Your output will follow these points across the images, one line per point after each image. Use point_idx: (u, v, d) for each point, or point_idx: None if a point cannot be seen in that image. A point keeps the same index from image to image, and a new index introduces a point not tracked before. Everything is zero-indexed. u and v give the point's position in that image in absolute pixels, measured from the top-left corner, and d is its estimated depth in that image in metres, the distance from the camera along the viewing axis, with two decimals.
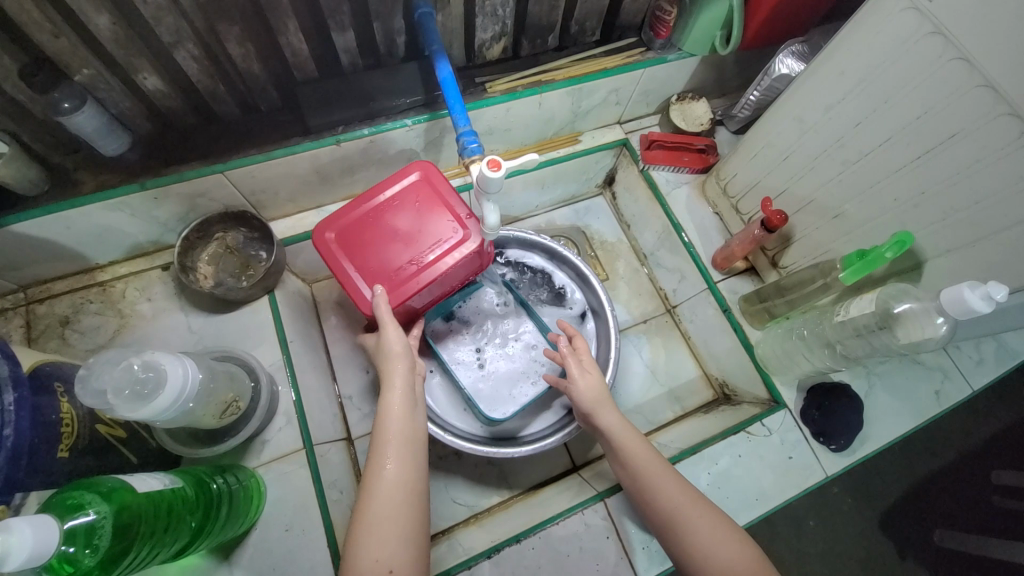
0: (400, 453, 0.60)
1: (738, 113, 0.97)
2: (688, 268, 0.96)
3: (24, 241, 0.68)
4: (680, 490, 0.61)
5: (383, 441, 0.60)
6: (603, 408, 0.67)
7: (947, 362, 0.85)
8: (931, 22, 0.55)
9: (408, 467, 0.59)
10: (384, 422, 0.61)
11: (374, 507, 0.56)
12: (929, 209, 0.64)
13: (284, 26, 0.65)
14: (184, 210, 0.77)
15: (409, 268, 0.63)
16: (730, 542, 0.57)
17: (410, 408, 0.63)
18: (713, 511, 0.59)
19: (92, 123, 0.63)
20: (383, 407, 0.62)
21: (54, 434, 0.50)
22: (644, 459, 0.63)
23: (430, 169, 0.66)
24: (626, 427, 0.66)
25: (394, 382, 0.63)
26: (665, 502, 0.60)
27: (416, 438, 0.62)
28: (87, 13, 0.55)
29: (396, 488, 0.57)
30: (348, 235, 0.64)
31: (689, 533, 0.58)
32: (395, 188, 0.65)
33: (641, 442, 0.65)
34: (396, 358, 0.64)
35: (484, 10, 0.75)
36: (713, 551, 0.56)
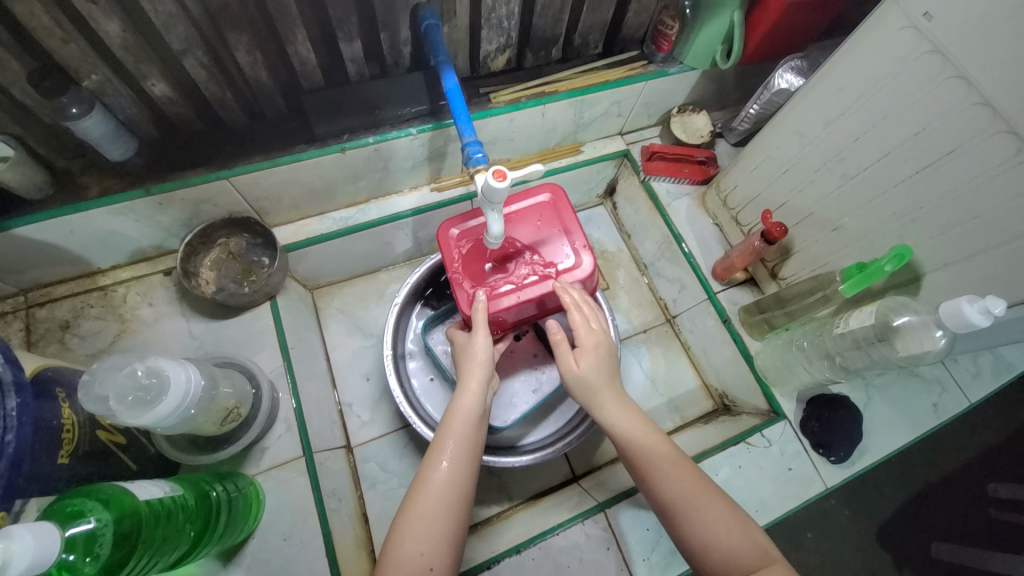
0: (459, 455, 0.58)
1: (737, 126, 0.98)
2: (688, 279, 0.97)
3: (26, 244, 0.68)
4: (687, 473, 0.58)
5: (445, 437, 0.59)
6: (606, 387, 0.65)
7: (945, 374, 0.86)
8: (928, 41, 0.57)
9: (462, 470, 0.58)
10: (450, 419, 0.61)
11: (423, 504, 0.55)
12: (928, 223, 0.65)
13: (293, 35, 0.66)
14: (188, 215, 0.77)
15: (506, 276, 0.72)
16: (735, 527, 0.54)
17: (479, 415, 0.62)
18: (719, 495, 0.57)
19: (99, 128, 0.64)
20: (453, 404, 0.62)
21: (53, 439, 0.50)
22: (648, 439, 0.61)
23: (557, 194, 0.77)
24: (629, 406, 0.64)
25: (471, 385, 0.63)
26: (667, 486, 0.57)
27: (476, 442, 0.61)
28: (98, 20, 0.56)
29: (446, 489, 0.56)
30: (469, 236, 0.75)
31: (694, 517, 0.56)
32: (522, 205, 0.77)
33: (643, 423, 0.63)
34: (476, 363, 0.65)
35: (489, 22, 0.76)
36: (719, 535, 0.54)
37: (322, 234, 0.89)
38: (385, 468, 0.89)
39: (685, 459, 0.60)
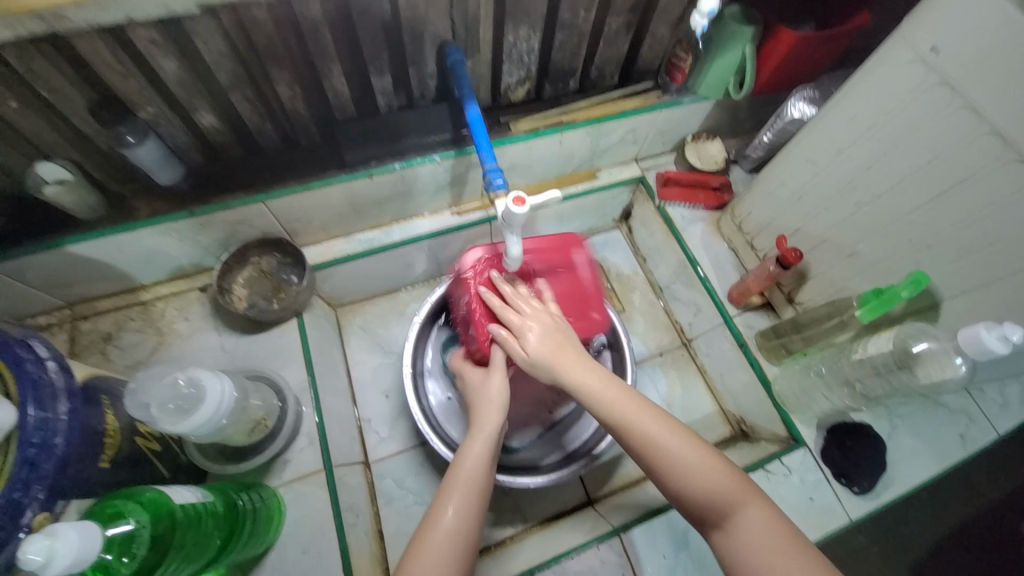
0: (467, 500, 0.57)
1: (751, 153, 1.01)
2: (704, 302, 0.98)
3: (79, 260, 0.74)
4: (655, 423, 0.55)
5: (453, 484, 0.59)
6: (562, 350, 0.61)
7: (970, 404, 0.83)
8: (937, 74, 0.58)
9: (472, 516, 0.57)
10: (459, 465, 0.60)
11: (432, 548, 0.54)
12: (944, 251, 0.65)
13: (329, 71, 0.71)
14: (225, 236, 0.82)
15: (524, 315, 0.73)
16: (705, 467, 0.53)
17: (490, 457, 0.61)
18: (687, 436, 0.55)
19: (151, 155, 0.69)
20: (464, 449, 0.62)
21: (98, 444, 0.53)
22: (615, 396, 0.57)
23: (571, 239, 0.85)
24: (587, 364, 0.60)
25: (483, 431, 0.62)
26: (637, 435, 0.55)
27: (484, 487, 0.60)
28: (156, 59, 0.61)
29: (453, 535, 0.55)
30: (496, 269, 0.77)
31: (668, 466, 0.53)
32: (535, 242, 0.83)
33: (605, 378, 0.59)
34: (489, 406, 0.65)
35: (511, 57, 0.81)
36: (694, 476, 0.53)
37: (348, 254, 0.93)
38: (401, 485, 0.90)
39: (650, 407, 0.57)
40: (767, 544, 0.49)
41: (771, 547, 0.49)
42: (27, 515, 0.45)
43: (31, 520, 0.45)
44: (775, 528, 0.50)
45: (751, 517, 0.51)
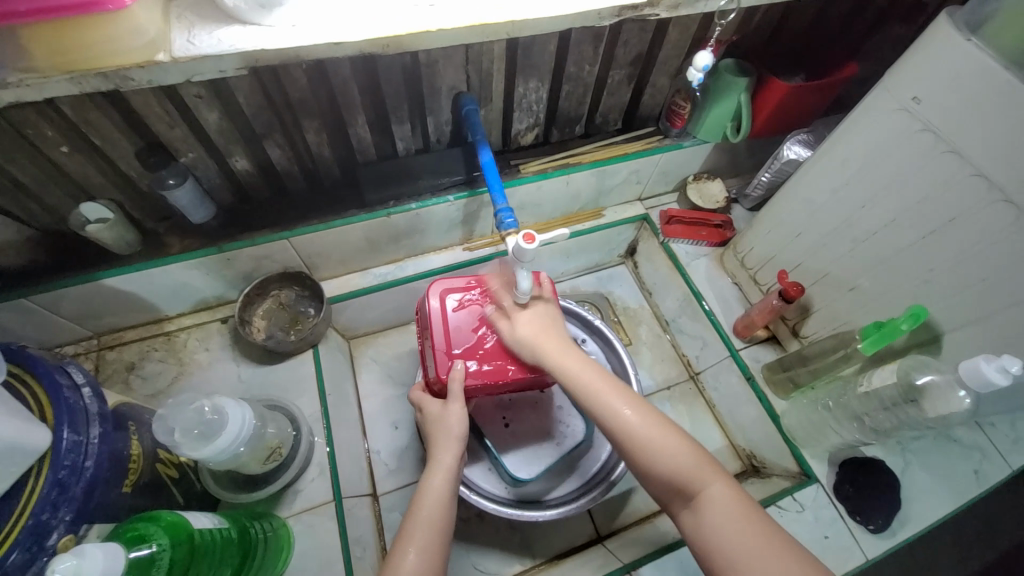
0: (427, 541, 0.58)
1: (751, 193, 1.05)
2: (710, 336, 0.99)
3: (111, 292, 0.78)
4: (627, 408, 0.59)
5: (415, 526, 0.59)
6: (546, 339, 0.67)
7: (983, 440, 0.83)
8: (919, 121, 0.63)
9: (434, 556, 0.57)
10: (419, 505, 0.61)
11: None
12: (940, 285, 0.67)
13: (355, 120, 0.77)
14: (249, 270, 0.86)
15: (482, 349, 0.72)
16: (674, 449, 0.56)
17: (448, 494, 0.62)
18: (662, 421, 0.58)
19: (187, 196, 0.75)
20: (423, 486, 0.63)
21: (123, 468, 0.55)
22: (592, 379, 0.62)
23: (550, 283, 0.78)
24: (568, 352, 0.66)
25: (440, 468, 0.64)
26: (608, 417, 0.59)
27: (445, 524, 0.60)
28: (201, 111, 0.68)
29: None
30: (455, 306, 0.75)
31: (637, 447, 0.56)
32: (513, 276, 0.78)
33: (584, 365, 0.64)
34: (446, 442, 0.66)
35: (521, 106, 0.87)
36: (663, 457, 0.55)
37: (364, 287, 0.97)
38: None
39: (623, 392, 0.61)
40: (735, 520, 0.51)
41: (738, 522, 0.50)
42: (53, 537, 0.46)
43: (57, 542, 0.46)
44: (743, 506, 0.52)
45: (719, 495, 0.53)
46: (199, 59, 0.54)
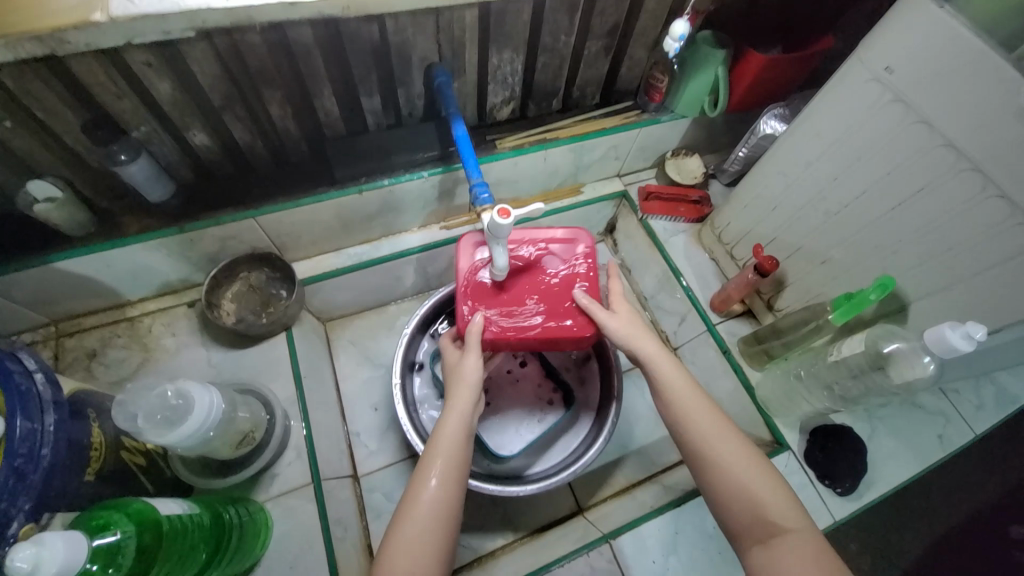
0: (448, 473, 0.58)
1: (729, 167, 1.05)
2: (687, 311, 1.00)
3: (65, 276, 0.73)
4: (722, 437, 0.57)
5: (434, 455, 0.59)
6: (639, 338, 0.65)
7: (947, 405, 0.89)
8: (891, 91, 0.63)
9: (454, 486, 0.58)
10: (439, 439, 0.60)
11: (416, 522, 0.55)
12: (908, 256, 0.69)
13: (320, 91, 0.74)
14: (215, 251, 0.83)
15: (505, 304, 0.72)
16: (757, 484, 0.54)
17: (466, 431, 0.62)
18: (756, 455, 0.56)
19: (143, 172, 0.70)
20: (439, 423, 0.62)
21: (83, 457, 0.53)
22: (690, 400, 0.60)
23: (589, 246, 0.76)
24: (669, 359, 0.63)
25: (459, 403, 0.63)
26: (695, 437, 0.58)
27: (464, 462, 0.60)
28: (151, 80, 0.63)
29: (435, 508, 0.56)
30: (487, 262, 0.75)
31: (717, 473, 0.56)
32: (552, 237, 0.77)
33: (686, 381, 0.62)
34: (464, 385, 0.65)
35: (495, 78, 0.85)
36: (747, 491, 0.54)
37: (338, 268, 0.94)
38: (390, 498, 0.90)
39: (721, 417, 0.59)
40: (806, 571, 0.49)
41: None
42: (14, 526, 0.44)
43: (17, 531, 0.44)
44: (820, 554, 0.50)
45: (796, 546, 0.51)
46: (139, 19, 0.51)
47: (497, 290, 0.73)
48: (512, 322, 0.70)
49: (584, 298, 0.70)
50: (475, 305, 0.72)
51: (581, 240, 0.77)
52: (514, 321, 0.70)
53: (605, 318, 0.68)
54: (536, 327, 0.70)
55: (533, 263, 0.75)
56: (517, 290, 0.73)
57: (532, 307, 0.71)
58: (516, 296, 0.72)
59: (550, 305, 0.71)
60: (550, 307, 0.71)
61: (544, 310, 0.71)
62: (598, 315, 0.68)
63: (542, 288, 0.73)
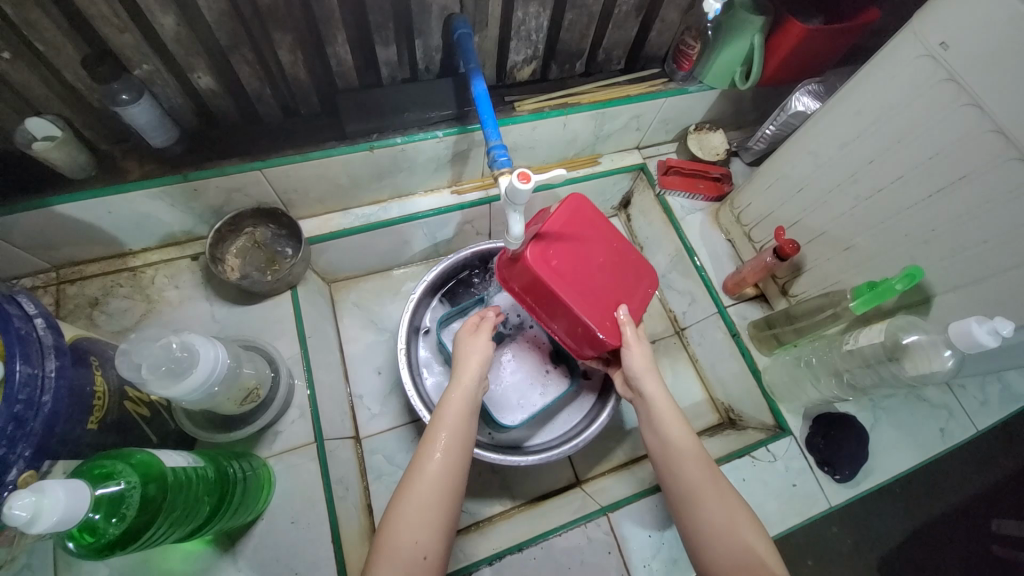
0: (452, 444, 0.60)
1: (753, 145, 1.00)
2: (699, 292, 0.98)
3: (65, 222, 0.71)
4: (709, 482, 0.60)
5: (440, 426, 0.61)
6: (646, 375, 0.68)
7: (953, 400, 0.88)
8: (944, 69, 0.58)
9: (457, 457, 0.60)
10: (444, 413, 0.62)
11: (419, 492, 0.56)
12: (939, 246, 0.66)
13: (333, 37, 0.69)
14: (220, 204, 0.80)
15: (573, 278, 0.67)
16: (736, 528, 0.57)
17: (470, 407, 0.64)
18: (738, 501, 0.59)
19: (145, 115, 0.67)
20: (446, 397, 0.65)
21: (86, 405, 0.52)
22: (686, 442, 0.63)
23: (650, 280, 0.74)
24: (668, 400, 0.67)
25: (465, 377, 0.66)
26: (687, 478, 0.61)
27: (469, 438, 0.62)
28: (154, 13, 0.59)
29: (439, 477, 0.57)
30: (573, 224, 0.69)
31: (700, 515, 0.59)
32: (628, 248, 0.73)
33: (682, 424, 0.65)
34: (471, 360, 0.68)
35: (519, 34, 0.79)
36: (725, 535, 0.57)
37: (345, 228, 0.92)
38: (392, 461, 0.90)
39: (711, 464, 0.62)
40: None
41: None
42: (12, 473, 0.44)
43: (16, 477, 0.44)
44: None
45: None
46: None
47: (568, 252, 0.68)
48: (566, 289, 0.66)
49: (627, 317, 0.69)
50: (547, 250, 0.67)
51: (645, 268, 0.74)
52: (570, 292, 0.67)
53: (631, 341, 0.69)
54: (583, 309, 0.67)
55: (607, 256, 0.71)
56: (587, 268, 0.69)
57: (589, 290, 0.68)
58: (583, 270, 0.68)
59: (603, 300, 0.69)
60: (603, 302, 0.69)
61: (598, 300, 0.68)
62: (628, 336, 0.69)
63: (603, 281, 0.70)
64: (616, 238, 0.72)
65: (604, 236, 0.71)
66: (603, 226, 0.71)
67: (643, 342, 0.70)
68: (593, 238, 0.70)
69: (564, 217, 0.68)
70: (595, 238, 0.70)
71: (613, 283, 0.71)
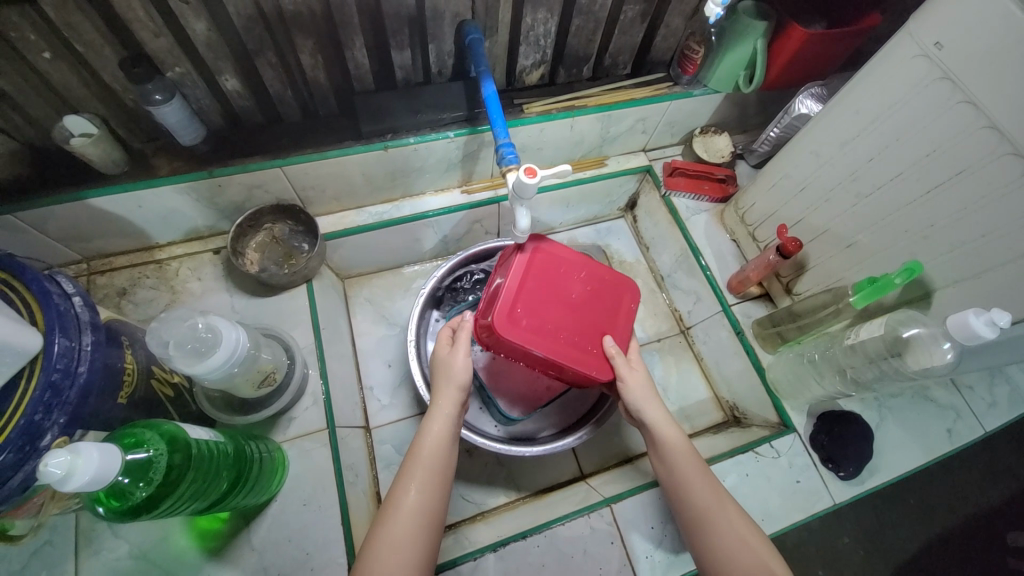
0: (429, 479, 0.61)
1: (757, 148, 1.02)
2: (704, 291, 1.00)
3: (98, 214, 0.75)
4: (716, 502, 0.62)
5: (415, 462, 0.62)
6: (647, 403, 0.69)
7: (960, 402, 0.88)
8: (939, 68, 0.60)
9: (433, 493, 0.61)
10: (421, 446, 0.63)
11: (396, 528, 0.57)
12: (938, 241, 0.67)
13: (351, 42, 0.73)
14: (241, 199, 0.84)
15: (548, 324, 0.69)
16: (747, 548, 0.58)
17: (448, 438, 0.65)
18: (746, 522, 0.60)
19: (175, 114, 0.71)
20: (423, 429, 0.65)
21: (117, 380, 0.55)
22: (692, 470, 0.64)
23: (630, 300, 0.75)
24: (670, 424, 0.68)
25: (443, 407, 0.66)
26: (693, 503, 0.62)
27: (445, 470, 0.63)
28: (187, 19, 0.63)
29: (416, 512, 0.59)
30: (540, 269, 0.71)
31: (712, 539, 0.60)
32: (601, 275, 0.74)
33: (686, 449, 0.66)
34: (451, 386, 0.68)
35: (528, 39, 0.83)
36: (736, 559, 0.58)
37: (359, 226, 0.95)
38: (400, 451, 0.92)
39: (718, 485, 0.63)
40: None
41: None
42: (47, 438, 0.47)
43: (51, 442, 0.47)
44: None
45: None
46: None
47: (536, 300, 0.69)
48: (542, 338, 0.68)
49: (615, 348, 0.70)
50: (515, 310, 0.68)
51: (625, 289, 0.75)
52: (547, 340, 0.68)
53: (624, 372, 0.70)
54: (564, 353, 0.68)
55: (578, 291, 0.72)
56: (561, 313, 0.70)
57: (568, 331, 0.70)
58: (556, 313, 0.70)
59: (587, 340, 0.70)
60: (587, 342, 0.70)
61: (582, 343, 0.70)
62: (620, 367, 0.70)
63: (580, 318, 0.71)
64: (583, 268, 0.73)
65: (575, 268, 0.73)
66: (572, 259, 0.73)
67: (634, 369, 0.71)
68: (562, 276, 0.72)
69: (527, 265, 0.70)
70: (562, 276, 0.72)
71: (590, 317, 0.71)
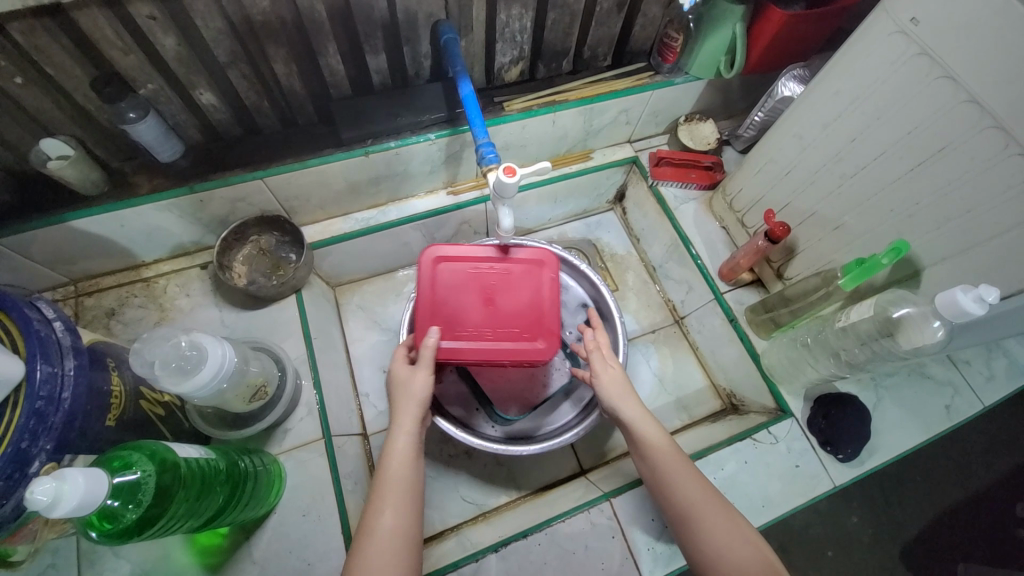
0: (400, 499, 0.60)
1: (742, 133, 1.01)
2: (696, 280, 0.99)
3: (81, 236, 0.75)
4: (700, 497, 0.62)
5: (387, 482, 0.61)
6: (624, 401, 0.69)
7: (958, 378, 0.88)
8: (916, 44, 0.59)
9: (406, 511, 0.60)
10: (389, 466, 0.63)
11: (374, 553, 0.56)
12: (924, 219, 0.67)
13: (324, 48, 0.72)
14: (224, 213, 0.84)
15: (472, 324, 0.75)
16: (735, 542, 0.58)
17: (413, 454, 0.64)
18: (733, 512, 0.60)
19: (151, 131, 0.71)
20: (385, 449, 0.64)
21: (104, 402, 0.55)
22: (674, 467, 0.64)
23: (547, 272, 0.79)
24: (648, 421, 0.68)
25: (405, 423, 0.66)
26: (680, 500, 0.62)
27: (415, 486, 0.63)
28: (156, 35, 0.63)
29: (393, 533, 0.58)
30: (448, 274, 0.78)
31: (700, 535, 0.59)
32: (511, 260, 0.79)
33: (665, 445, 0.65)
34: (413, 402, 0.67)
35: (504, 36, 0.82)
36: (727, 553, 0.57)
37: (346, 232, 0.95)
38: None
39: (702, 481, 0.63)
40: None
41: None
42: (35, 465, 0.47)
43: (39, 468, 0.47)
44: None
45: None
46: None
47: (451, 305, 0.76)
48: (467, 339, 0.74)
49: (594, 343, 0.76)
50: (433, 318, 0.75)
51: (539, 265, 0.80)
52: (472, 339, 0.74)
53: (600, 369, 0.72)
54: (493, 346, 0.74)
55: (490, 284, 0.78)
56: (481, 310, 0.76)
57: (490, 324, 0.76)
58: (473, 312, 0.76)
59: (515, 328, 0.76)
60: (517, 330, 0.76)
61: (512, 333, 0.75)
62: (595, 363, 0.73)
63: (498, 306, 0.77)
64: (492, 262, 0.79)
65: (481, 263, 0.79)
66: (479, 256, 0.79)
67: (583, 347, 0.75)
68: (471, 273, 0.78)
69: (436, 273, 0.77)
70: (472, 275, 0.78)
71: (510, 303, 0.77)
